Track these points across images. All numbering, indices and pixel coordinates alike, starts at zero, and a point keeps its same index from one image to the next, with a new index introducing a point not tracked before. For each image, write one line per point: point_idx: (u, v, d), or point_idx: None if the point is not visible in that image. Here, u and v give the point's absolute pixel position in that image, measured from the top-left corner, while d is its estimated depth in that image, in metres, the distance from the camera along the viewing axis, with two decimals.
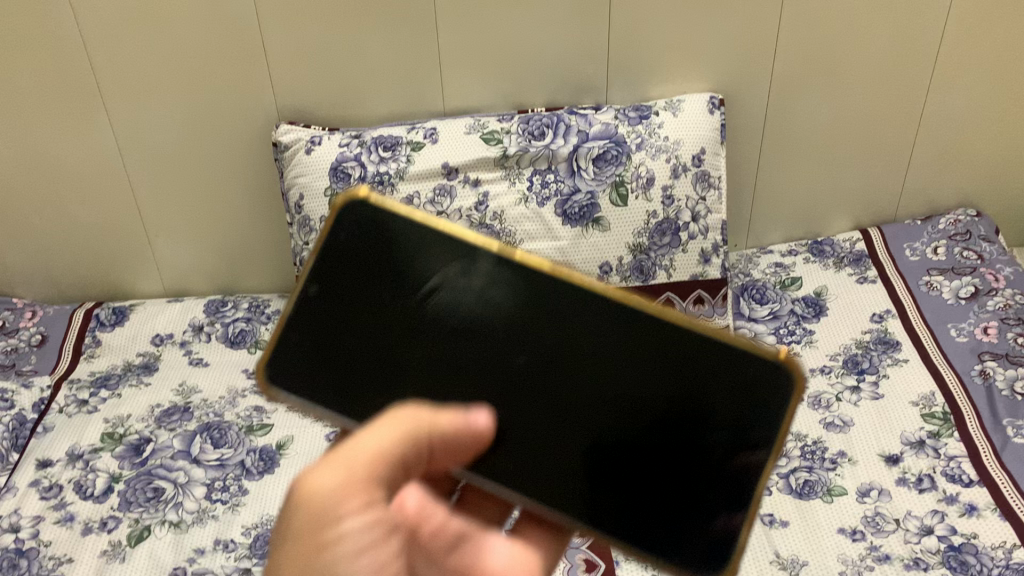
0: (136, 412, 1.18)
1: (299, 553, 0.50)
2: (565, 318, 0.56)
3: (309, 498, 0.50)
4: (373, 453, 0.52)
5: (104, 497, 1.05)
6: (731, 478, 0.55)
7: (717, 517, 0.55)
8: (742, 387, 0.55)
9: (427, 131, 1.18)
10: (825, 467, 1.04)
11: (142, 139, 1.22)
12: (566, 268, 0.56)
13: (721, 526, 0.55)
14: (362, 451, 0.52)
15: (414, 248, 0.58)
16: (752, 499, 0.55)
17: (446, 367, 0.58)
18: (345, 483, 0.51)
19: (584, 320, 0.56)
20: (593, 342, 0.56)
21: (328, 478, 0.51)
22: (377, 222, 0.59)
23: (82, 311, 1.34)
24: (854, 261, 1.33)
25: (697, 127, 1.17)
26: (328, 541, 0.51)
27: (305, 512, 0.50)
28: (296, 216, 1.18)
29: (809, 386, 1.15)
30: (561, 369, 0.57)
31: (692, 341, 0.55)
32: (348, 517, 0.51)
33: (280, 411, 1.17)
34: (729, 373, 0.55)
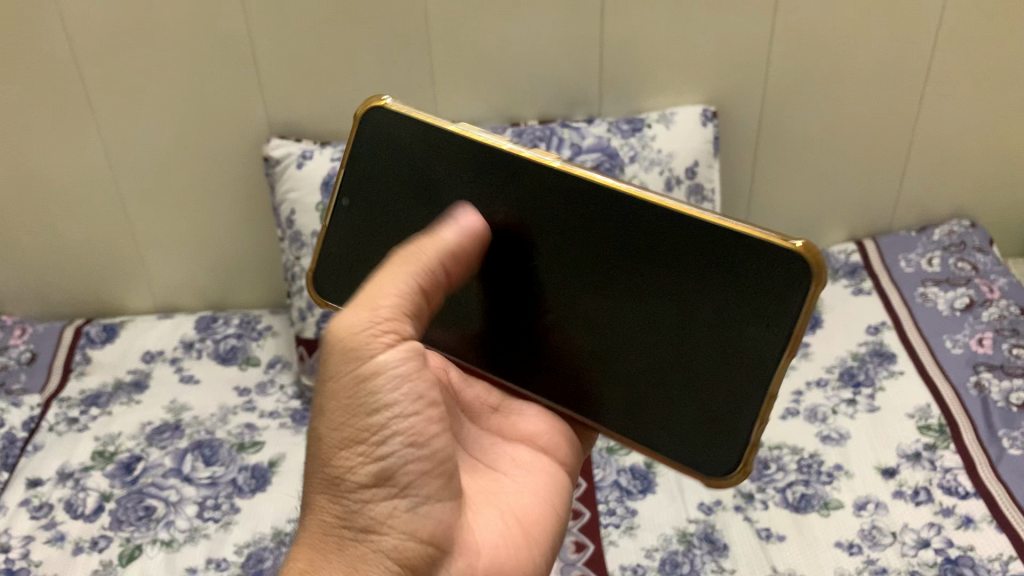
0: (127, 430, 1.16)
1: (347, 380, 0.63)
2: (605, 221, 0.65)
3: (347, 337, 0.63)
4: (394, 297, 0.64)
5: (95, 516, 1.04)
6: (743, 375, 0.63)
7: (725, 405, 0.63)
8: (759, 293, 0.61)
9: None
10: (821, 481, 1.03)
11: (134, 154, 1.22)
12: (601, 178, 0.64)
13: (729, 415, 0.63)
14: (385, 297, 0.64)
15: (433, 159, 0.70)
16: (765, 400, 0.62)
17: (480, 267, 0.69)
18: (372, 321, 0.63)
19: (618, 229, 0.64)
20: (622, 248, 0.65)
21: (359, 320, 0.63)
22: (394, 137, 0.72)
23: (71, 328, 1.33)
24: (850, 273, 1.33)
25: (690, 139, 1.17)
26: (367, 371, 0.63)
27: (342, 350, 0.63)
28: (287, 232, 1.17)
29: (805, 400, 1.15)
30: (601, 272, 0.66)
31: (714, 244, 0.62)
32: (381, 352, 0.63)
33: (273, 428, 1.16)
34: (749, 280, 0.61)
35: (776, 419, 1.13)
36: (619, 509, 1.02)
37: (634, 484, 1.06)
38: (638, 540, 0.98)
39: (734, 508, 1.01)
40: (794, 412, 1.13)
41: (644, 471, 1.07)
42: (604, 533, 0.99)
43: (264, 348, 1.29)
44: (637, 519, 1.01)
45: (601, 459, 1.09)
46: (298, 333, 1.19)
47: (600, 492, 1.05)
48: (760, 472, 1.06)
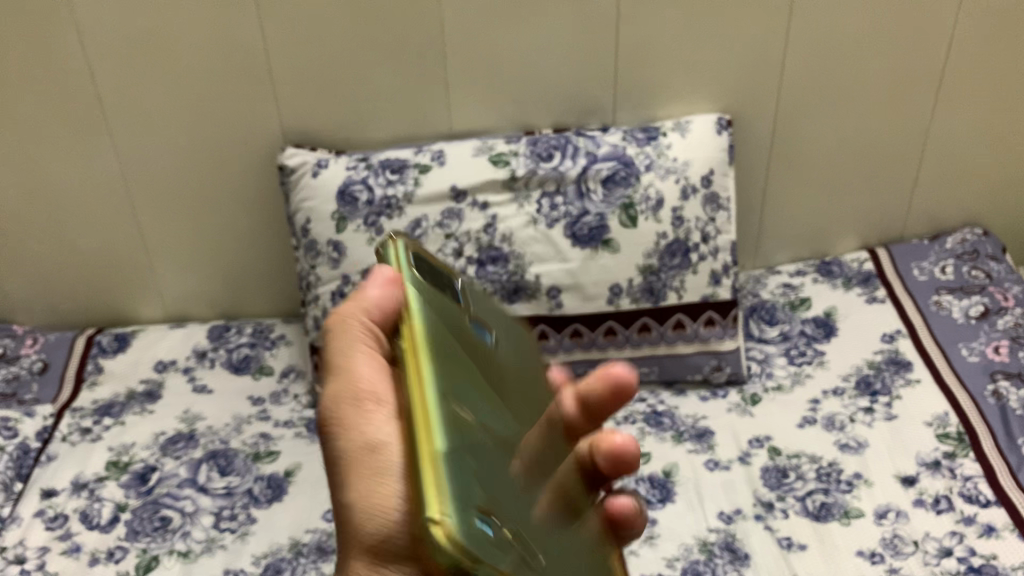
0: (141, 440, 1.16)
1: (345, 468, 0.48)
2: None
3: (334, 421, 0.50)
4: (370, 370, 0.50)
5: (110, 527, 1.03)
6: None
7: None
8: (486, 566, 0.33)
9: (434, 153, 1.17)
10: (840, 489, 1.03)
11: (147, 163, 1.21)
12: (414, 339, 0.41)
13: None
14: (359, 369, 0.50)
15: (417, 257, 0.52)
16: None
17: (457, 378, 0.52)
18: (354, 395, 0.49)
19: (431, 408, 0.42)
20: None
21: (338, 398, 0.50)
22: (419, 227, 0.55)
23: (82, 337, 1.31)
24: (863, 282, 1.32)
25: (705, 149, 1.17)
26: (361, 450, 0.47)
27: (334, 436, 0.49)
28: (302, 241, 1.16)
29: (823, 408, 1.14)
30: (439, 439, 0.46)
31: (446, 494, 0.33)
32: (373, 423, 0.48)
33: (288, 437, 1.16)
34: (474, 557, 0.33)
35: (794, 427, 1.12)
36: None
37: (654, 493, 1.05)
38: (659, 550, 0.98)
39: (754, 518, 1.01)
40: (811, 420, 1.13)
41: (662, 480, 1.07)
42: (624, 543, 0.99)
43: (277, 357, 1.28)
44: (657, 528, 1.01)
45: None
46: (313, 342, 1.18)
47: None
48: (779, 481, 1.05)
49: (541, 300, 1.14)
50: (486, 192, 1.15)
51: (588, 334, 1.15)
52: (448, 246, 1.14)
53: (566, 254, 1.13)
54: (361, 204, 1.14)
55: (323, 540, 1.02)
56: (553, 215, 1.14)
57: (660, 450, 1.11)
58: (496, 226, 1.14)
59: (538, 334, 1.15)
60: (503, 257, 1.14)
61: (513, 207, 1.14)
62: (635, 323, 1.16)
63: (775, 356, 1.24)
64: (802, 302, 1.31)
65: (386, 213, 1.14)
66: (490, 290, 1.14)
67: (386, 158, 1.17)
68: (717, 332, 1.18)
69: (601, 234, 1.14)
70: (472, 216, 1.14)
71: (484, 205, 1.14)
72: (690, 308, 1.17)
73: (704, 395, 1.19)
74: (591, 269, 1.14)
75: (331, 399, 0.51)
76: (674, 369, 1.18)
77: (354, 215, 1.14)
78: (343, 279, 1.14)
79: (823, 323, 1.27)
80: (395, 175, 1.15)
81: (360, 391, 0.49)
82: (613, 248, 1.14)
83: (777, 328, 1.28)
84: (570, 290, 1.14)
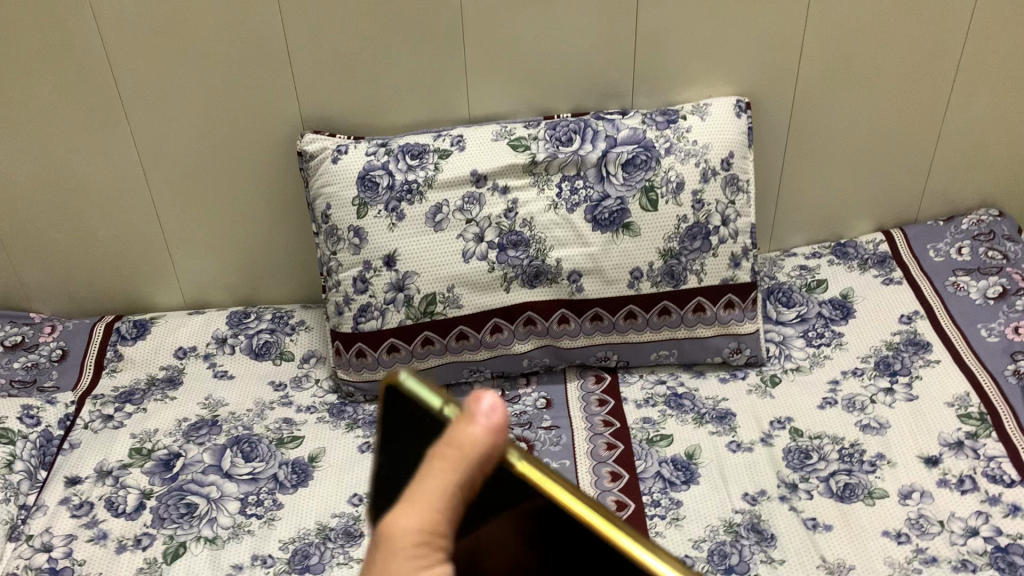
0: (163, 427, 1.16)
1: None
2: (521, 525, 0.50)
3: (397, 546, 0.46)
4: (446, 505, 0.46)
5: (136, 514, 1.04)
6: None
7: None
8: None
9: (453, 138, 1.16)
10: (864, 470, 1.04)
11: (165, 149, 1.21)
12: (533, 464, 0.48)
13: None
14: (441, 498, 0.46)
15: None
16: None
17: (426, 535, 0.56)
18: (426, 531, 0.46)
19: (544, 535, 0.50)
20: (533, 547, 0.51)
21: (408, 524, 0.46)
22: None
23: (100, 324, 1.30)
24: (879, 263, 1.32)
25: (724, 131, 1.17)
26: None
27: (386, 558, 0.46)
28: (322, 227, 1.17)
29: (843, 389, 1.15)
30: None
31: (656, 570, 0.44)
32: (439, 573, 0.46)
33: (311, 423, 1.16)
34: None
35: (815, 408, 1.13)
36: (663, 500, 1.03)
37: (677, 475, 1.06)
38: (685, 531, 0.99)
39: (779, 498, 1.02)
40: (831, 401, 1.14)
41: (685, 462, 1.07)
42: (650, 524, 1.00)
43: (297, 343, 1.28)
44: (682, 510, 1.01)
45: (642, 451, 1.09)
46: (334, 328, 1.18)
47: (642, 483, 1.05)
48: (802, 462, 1.06)
49: (561, 284, 1.14)
50: (506, 176, 1.15)
51: (609, 318, 1.16)
52: (469, 231, 1.13)
53: (587, 238, 1.14)
54: (381, 188, 1.14)
55: (350, 525, 1.02)
56: (573, 199, 1.14)
57: (682, 432, 1.11)
58: (516, 211, 1.14)
59: (559, 318, 1.16)
60: (524, 242, 1.13)
61: (534, 191, 1.14)
62: (655, 307, 1.16)
63: (793, 338, 1.24)
64: (818, 284, 1.31)
65: (407, 198, 1.13)
66: (511, 274, 1.13)
67: (406, 143, 1.16)
68: (737, 315, 1.18)
69: (621, 218, 1.14)
70: (493, 201, 1.14)
71: (504, 190, 1.14)
72: (710, 291, 1.16)
73: (723, 376, 1.20)
74: (612, 253, 1.14)
75: (394, 520, 0.46)
76: (694, 353, 1.19)
77: (375, 200, 1.14)
78: (365, 265, 1.14)
79: (840, 305, 1.27)
80: (415, 160, 1.15)
81: (433, 532, 0.46)
82: (633, 232, 1.14)
83: (794, 310, 1.28)
84: (591, 274, 1.14)
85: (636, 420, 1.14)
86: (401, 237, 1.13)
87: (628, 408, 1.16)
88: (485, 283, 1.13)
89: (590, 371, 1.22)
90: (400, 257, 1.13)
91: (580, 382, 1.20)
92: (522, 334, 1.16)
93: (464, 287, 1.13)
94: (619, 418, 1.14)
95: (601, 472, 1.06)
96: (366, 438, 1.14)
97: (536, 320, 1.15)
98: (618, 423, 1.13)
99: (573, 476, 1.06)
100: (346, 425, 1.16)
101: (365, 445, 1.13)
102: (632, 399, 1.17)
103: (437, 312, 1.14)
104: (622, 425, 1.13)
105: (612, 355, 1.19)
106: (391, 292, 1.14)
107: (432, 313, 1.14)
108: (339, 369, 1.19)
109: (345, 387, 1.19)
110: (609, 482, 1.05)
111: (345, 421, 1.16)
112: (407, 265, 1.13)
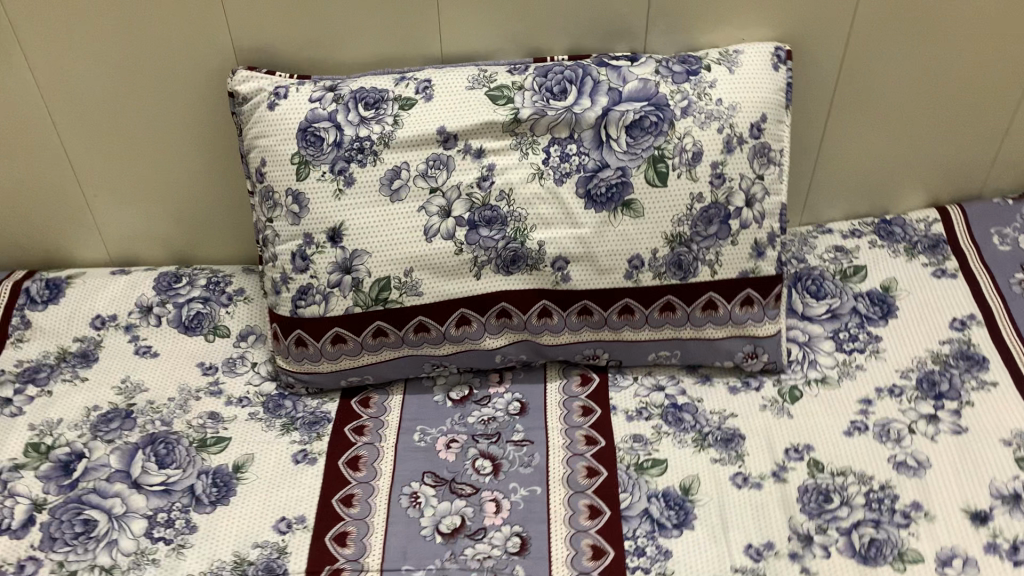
0: (69, 416, 0.99)
1: None
2: None
3: None
4: None
5: (23, 532, 0.88)
6: None
7: None
8: None
9: (419, 83, 0.94)
10: (895, 523, 0.86)
11: (71, 82, 1.00)
12: None
13: None
14: None
15: None
16: None
17: None
18: None
19: None
20: None
21: None
22: None
23: (8, 282, 1.11)
24: (930, 248, 1.10)
25: (757, 88, 0.93)
26: None
27: None
28: (257, 185, 0.96)
29: (875, 412, 0.95)
30: None
31: None
32: None
33: (241, 420, 0.99)
34: None
35: (840, 436, 0.94)
36: (649, 549, 0.85)
37: (669, 516, 0.88)
38: None
39: (789, 556, 0.84)
40: (861, 427, 0.94)
41: (679, 499, 0.89)
42: None
43: (234, 316, 1.10)
44: (671, 564, 0.84)
45: (628, 480, 0.91)
46: (272, 308, 0.98)
47: (626, 523, 0.88)
48: (820, 508, 0.88)
49: (544, 273, 0.94)
50: (481, 136, 0.93)
51: (599, 313, 0.96)
52: (432, 203, 0.92)
53: (577, 218, 0.93)
54: (327, 145, 0.92)
55: (272, 560, 0.86)
56: (562, 168, 0.92)
57: (678, 458, 0.93)
58: (492, 179, 0.92)
59: (539, 311, 0.95)
60: (499, 220, 0.93)
61: (514, 156, 0.93)
62: (657, 302, 0.95)
63: (820, 338, 1.04)
64: (855, 271, 1.10)
65: (357, 158, 0.92)
66: (482, 258, 0.93)
67: (360, 87, 0.94)
68: (755, 314, 0.97)
69: (621, 194, 0.92)
70: (463, 166, 0.92)
71: (479, 153, 0.93)
72: (726, 286, 0.96)
73: (734, 385, 1.01)
74: (607, 237, 0.93)
75: None
76: (700, 355, 0.99)
77: (319, 159, 0.92)
78: (306, 239, 0.94)
79: (880, 299, 1.06)
80: (369, 111, 0.93)
81: None
82: (634, 212, 0.92)
83: (824, 304, 1.07)
84: (581, 260, 0.93)
85: (625, 437, 0.95)
86: (349, 206, 0.92)
87: (616, 420, 0.98)
88: (450, 268, 0.93)
89: (575, 370, 1.03)
90: (348, 232, 0.93)
91: (562, 382, 1.02)
92: (494, 327, 0.96)
93: (424, 271, 0.93)
94: (604, 434, 0.96)
95: (576, 507, 0.89)
96: (304, 444, 0.96)
97: (510, 313, 0.95)
98: (603, 441, 0.95)
99: (543, 510, 0.89)
100: (282, 425, 0.99)
101: (302, 453, 0.95)
102: (622, 409, 0.99)
103: (391, 299, 0.94)
104: (608, 444, 0.94)
105: (602, 354, 1.00)
106: (337, 273, 0.93)
107: (385, 300, 0.94)
108: (279, 356, 1.00)
109: (285, 377, 1.01)
110: (586, 520, 0.88)
111: (281, 420, 0.99)
112: (356, 242, 0.93)
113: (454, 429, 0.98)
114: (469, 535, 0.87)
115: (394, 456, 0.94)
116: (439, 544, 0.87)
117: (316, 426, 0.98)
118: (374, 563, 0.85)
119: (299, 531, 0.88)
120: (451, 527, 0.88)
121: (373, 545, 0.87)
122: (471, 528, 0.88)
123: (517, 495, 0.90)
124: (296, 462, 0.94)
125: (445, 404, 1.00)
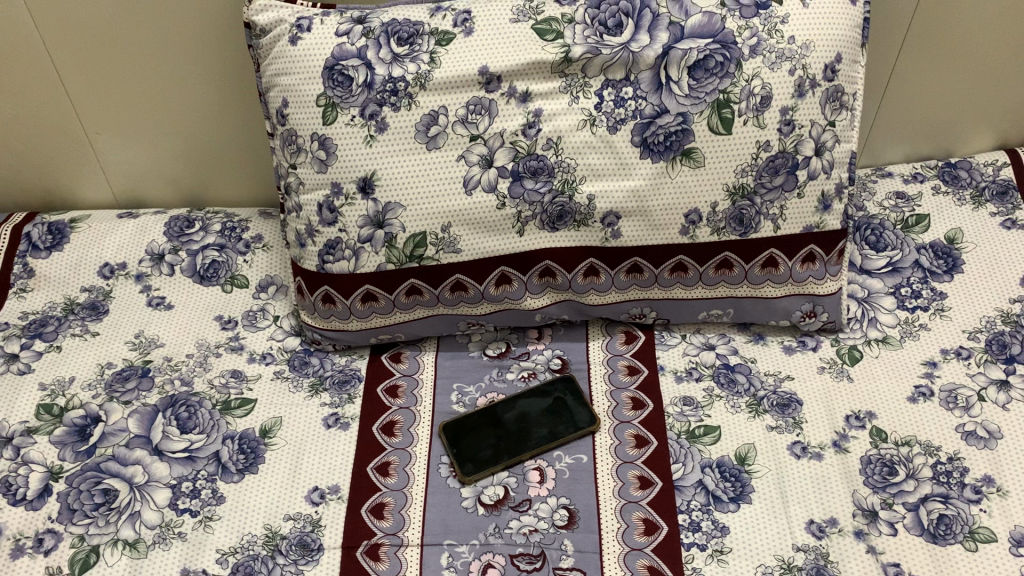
0: (81, 375, 0.93)
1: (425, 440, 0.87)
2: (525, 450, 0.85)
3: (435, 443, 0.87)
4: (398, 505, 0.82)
5: (39, 502, 0.82)
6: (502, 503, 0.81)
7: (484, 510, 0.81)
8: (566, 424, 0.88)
9: (458, 15, 0.84)
10: (965, 498, 0.80)
11: (68, 13, 0.92)
12: (558, 407, 0.89)
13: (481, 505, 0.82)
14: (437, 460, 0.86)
15: (511, 412, 0.89)
16: (514, 484, 0.84)
17: (481, 453, 0.85)
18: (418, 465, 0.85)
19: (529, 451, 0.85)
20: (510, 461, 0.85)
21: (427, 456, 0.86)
22: (501, 410, 0.89)
23: (8, 227, 1.06)
24: (998, 195, 1.05)
25: (834, 23, 0.84)
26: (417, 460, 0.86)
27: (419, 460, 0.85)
28: (279, 128, 0.88)
29: (942, 376, 0.90)
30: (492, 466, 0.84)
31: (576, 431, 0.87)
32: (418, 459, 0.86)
33: (265, 379, 0.93)
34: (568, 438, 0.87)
35: (905, 402, 0.88)
36: (705, 524, 0.79)
37: (725, 488, 0.82)
38: (730, 572, 0.76)
39: (854, 534, 0.78)
40: (926, 393, 0.88)
41: (735, 470, 0.84)
42: (686, 559, 0.77)
43: (252, 266, 1.05)
44: (729, 541, 0.78)
45: (680, 451, 0.85)
46: (297, 261, 0.92)
47: (680, 495, 0.82)
48: (885, 481, 0.82)
49: (592, 228, 0.87)
50: (529, 77, 0.84)
51: (650, 270, 0.89)
52: (473, 152, 0.84)
53: (630, 169, 0.85)
54: (357, 86, 0.83)
55: (306, 534, 0.80)
56: (616, 114, 0.84)
57: (733, 425, 0.88)
58: (539, 126, 0.84)
59: (585, 269, 0.89)
60: (546, 171, 0.84)
61: (563, 100, 0.84)
62: (713, 259, 0.88)
63: (880, 294, 0.98)
64: (917, 221, 1.04)
65: (390, 102, 0.83)
66: (527, 213, 0.85)
67: (391, 20, 0.84)
68: (817, 272, 0.90)
69: (680, 143, 0.84)
70: (507, 111, 0.84)
71: (525, 97, 0.84)
72: (789, 241, 0.88)
73: (789, 344, 0.96)
74: (662, 190, 0.85)
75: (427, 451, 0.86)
76: (754, 314, 0.93)
77: (347, 102, 0.83)
78: (334, 189, 0.86)
79: (945, 253, 1.00)
80: (403, 48, 0.84)
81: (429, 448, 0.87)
82: (694, 162, 0.84)
83: (885, 256, 1.01)
84: (633, 215, 0.86)
85: (673, 400, 0.90)
86: (381, 154, 0.84)
87: (664, 381, 0.92)
88: (492, 222, 0.86)
89: (619, 328, 0.98)
90: (380, 182, 0.85)
91: (606, 341, 0.97)
92: (536, 286, 0.90)
93: (462, 225, 0.86)
94: (652, 398, 0.90)
95: (626, 478, 0.83)
96: (335, 407, 0.91)
97: (555, 271, 0.89)
98: (651, 405, 0.89)
99: (588, 480, 0.84)
100: (310, 384, 0.93)
101: (332, 416, 0.90)
102: (670, 369, 0.93)
103: (427, 256, 0.87)
104: (656, 408, 0.89)
105: (649, 312, 0.93)
106: (368, 227, 0.86)
107: (420, 257, 0.87)
108: (303, 311, 0.94)
109: (310, 333, 0.95)
110: (637, 491, 0.82)
111: (308, 380, 0.93)
112: (389, 194, 0.85)
113: (491, 393, 0.92)
114: (514, 507, 0.82)
115: (430, 421, 0.89)
116: (481, 516, 0.81)
117: (345, 387, 0.93)
118: (414, 537, 0.79)
119: (333, 502, 0.82)
120: (494, 498, 0.82)
121: (412, 518, 0.81)
122: (515, 499, 0.82)
123: (562, 464, 0.85)
124: (327, 427, 0.89)
125: (481, 362, 0.95)
